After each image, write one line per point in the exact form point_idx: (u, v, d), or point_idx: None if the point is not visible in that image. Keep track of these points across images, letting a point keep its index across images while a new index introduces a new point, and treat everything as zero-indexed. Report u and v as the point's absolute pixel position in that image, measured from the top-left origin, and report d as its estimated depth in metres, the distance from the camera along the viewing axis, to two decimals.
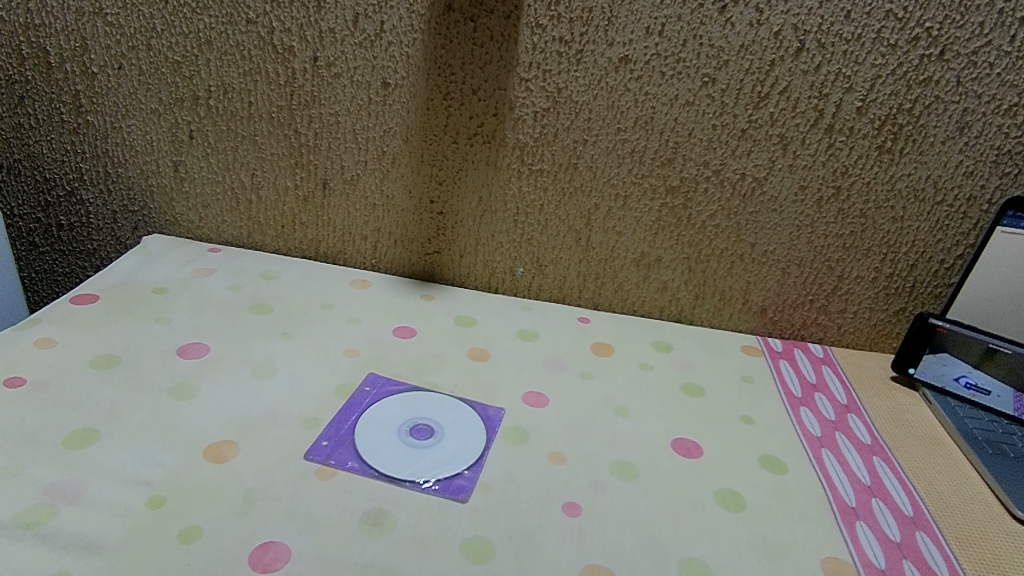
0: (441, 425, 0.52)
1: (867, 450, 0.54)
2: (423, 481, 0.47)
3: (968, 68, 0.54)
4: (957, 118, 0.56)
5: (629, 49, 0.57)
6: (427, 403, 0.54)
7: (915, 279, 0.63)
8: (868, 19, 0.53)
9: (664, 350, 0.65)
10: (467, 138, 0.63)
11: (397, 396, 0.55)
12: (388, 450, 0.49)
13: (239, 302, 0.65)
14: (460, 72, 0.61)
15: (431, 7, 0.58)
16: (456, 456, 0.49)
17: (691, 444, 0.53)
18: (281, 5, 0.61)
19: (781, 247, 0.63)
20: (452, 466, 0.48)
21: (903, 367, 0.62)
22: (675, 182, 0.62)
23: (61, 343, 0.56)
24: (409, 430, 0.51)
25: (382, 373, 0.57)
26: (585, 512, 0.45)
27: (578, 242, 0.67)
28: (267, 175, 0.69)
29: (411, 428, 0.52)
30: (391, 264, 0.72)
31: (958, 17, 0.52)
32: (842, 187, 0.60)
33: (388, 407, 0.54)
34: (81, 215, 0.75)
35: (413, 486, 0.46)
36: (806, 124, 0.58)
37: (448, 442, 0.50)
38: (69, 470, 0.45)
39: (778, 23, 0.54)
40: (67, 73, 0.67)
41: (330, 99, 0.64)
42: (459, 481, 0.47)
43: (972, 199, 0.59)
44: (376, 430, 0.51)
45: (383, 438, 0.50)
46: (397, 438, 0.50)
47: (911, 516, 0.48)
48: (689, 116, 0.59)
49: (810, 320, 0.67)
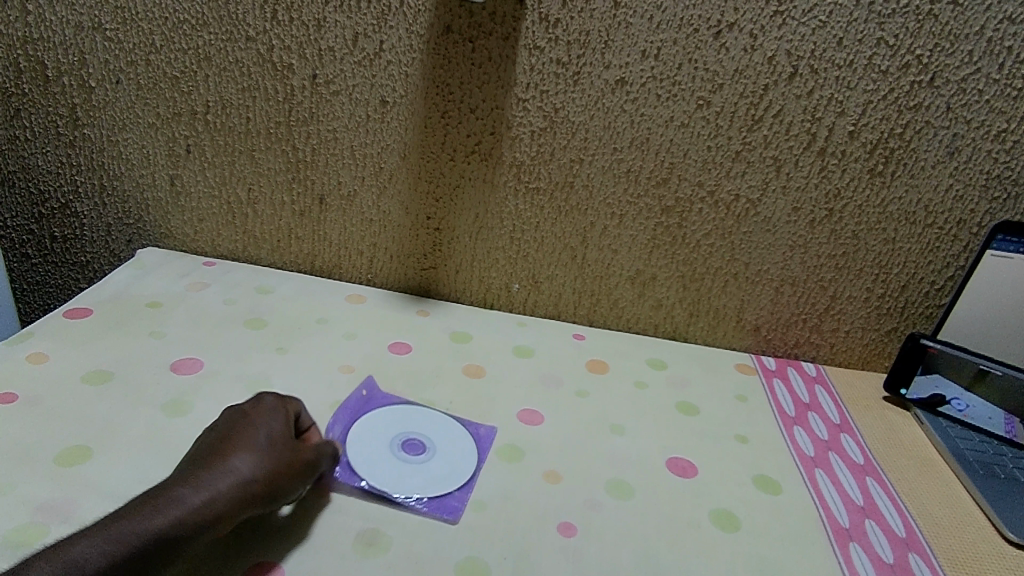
0: (435, 440, 0.52)
1: (860, 469, 0.54)
2: (416, 495, 0.46)
3: (957, 95, 0.55)
4: (947, 144, 0.57)
5: (625, 71, 0.58)
6: (421, 416, 0.54)
7: (907, 300, 0.64)
8: (860, 45, 0.54)
9: (658, 367, 0.65)
10: (464, 155, 0.64)
11: (390, 409, 0.55)
12: (382, 464, 0.49)
13: (234, 317, 0.65)
14: (458, 91, 0.61)
15: (430, 27, 0.59)
16: (449, 471, 0.49)
17: (686, 463, 0.53)
18: (281, 24, 0.61)
19: (774, 266, 0.64)
20: (443, 485, 0.48)
21: (895, 388, 0.63)
22: (670, 202, 0.63)
23: (54, 358, 0.56)
24: (402, 445, 0.51)
25: (377, 389, 0.57)
26: (581, 532, 0.45)
27: (574, 259, 0.67)
28: (264, 190, 0.69)
29: (404, 442, 0.52)
30: (387, 279, 0.72)
31: (948, 45, 0.54)
32: (834, 210, 0.60)
33: (382, 419, 0.54)
34: (74, 227, 0.74)
35: (404, 501, 0.46)
36: (799, 147, 0.58)
37: (441, 459, 0.50)
38: (61, 488, 0.44)
39: (772, 48, 0.55)
40: (64, 86, 0.67)
41: (328, 116, 0.64)
42: (449, 501, 0.47)
43: (962, 222, 0.60)
44: (368, 444, 0.51)
45: (376, 453, 0.50)
46: (390, 452, 0.50)
47: (903, 537, 0.48)
48: (684, 138, 0.60)
49: (803, 339, 0.68)
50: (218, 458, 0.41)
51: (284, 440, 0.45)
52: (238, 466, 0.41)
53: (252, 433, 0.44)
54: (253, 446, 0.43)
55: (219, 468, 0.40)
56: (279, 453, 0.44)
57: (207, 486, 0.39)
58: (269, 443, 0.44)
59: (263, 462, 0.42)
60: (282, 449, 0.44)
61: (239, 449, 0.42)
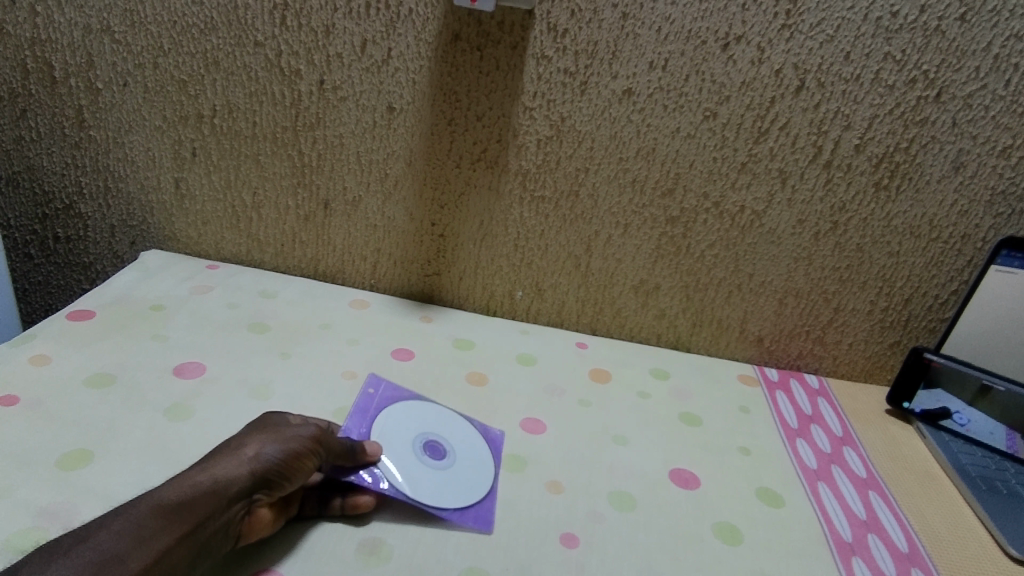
0: (450, 439, 0.52)
1: (862, 483, 0.54)
2: (444, 504, 0.46)
3: (963, 110, 0.55)
4: (952, 159, 0.57)
5: (633, 81, 0.58)
6: (432, 419, 0.54)
7: (910, 313, 0.64)
8: (867, 60, 0.55)
9: (661, 378, 0.65)
10: (470, 162, 0.64)
11: (401, 409, 0.54)
12: (403, 467, 0.48)
13: (237, 322, 0.65)
14: (466, 99, 0.61)
15: (438, 36, 0.59)
16: (475, 471, 0.50)
17: (689, 475, 0.53)
18: (289, 30, 0.61)
19: (778, 277, 0.64)
20: (477, 484, 0.49)
21: (897, 401, 0.63)
22: (675, 212, 0.63)
23: (57, 360, 0.56)
24: (421, 447, 0.50)
25: (382, 379, 0.57)
26: (583, 544, 0.45)
27: (578, 268, 0.67)
28: (269, 194, 0.69)
29: (424, 444, 0.51)
30: (390, 285, 0.72)
31: (954, 61, 0.54)
32: (839, 222, 0.61)
33: (395, 421, 0.52)
34: (78, 228, 0.74)
35: (434, 510, 0.45)
36: (805, 159, 0.59)
37: (464, 458, 0.51)
38: (62, 492, 0.44)
39: (779, 61, 0.56)
40: (71, 87, 0.67)
41: (335, 121, 0.64)
42: (487, 500, 0.48)
43: (967, 237, 0.60)
44: (392, 447, 0.49)
45: (402, 455, 0.49)
46: (414, 453, 0.49)
47: (907, 552, 0.48)
48: (690, 149, 0.60)
49: (806, 351, 0.68)
50: (226, 449, 0.42)
51: (293, 424, 0.46)
52: (241, 450, 0.42)
53: (262, 427, 0.45)
54: (259, 433, 0.44)
55: (222, 451, 0.42)
56: (284, 429, 0.44)
57: (211, 469, 0.40)
58: (274, 428, 0.44)
59: (265, 438, 0.43)
60: (287, 430, 0.44)
61: (245, 438, 0.43)
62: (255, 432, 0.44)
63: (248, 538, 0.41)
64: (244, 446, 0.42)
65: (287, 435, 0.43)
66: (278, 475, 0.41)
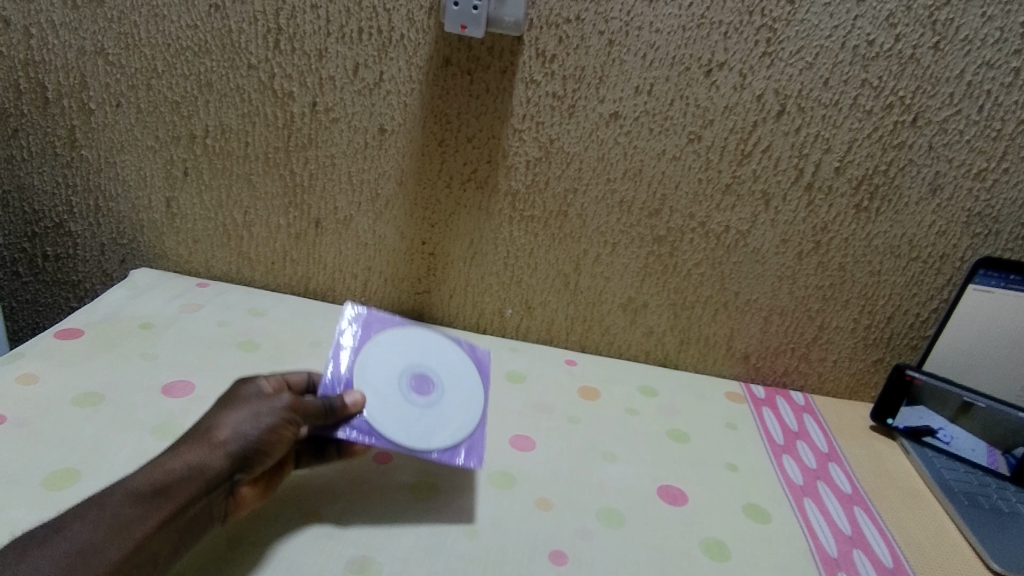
0: (435, 372, 0.53)
1: (847, 498, 0.55)
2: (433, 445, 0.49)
3: (939, 135, 0.57)
4: (929, 181, 0.59)
5: (619, 105, 0.59)
6: (417, 350, 0.55)
7: (892, 330, 0.65)
8: (845, 86, 0.56)
9: (649, 395, 0.66)
10: (460, 182, 0.65)
11: (386, 343, 0.54)
12: (388, 413, 0.49)
13: (226, 339, 0.65)
14: (456, 121, 0.62)
15: (429, 60, 0.60)
16: (460, 409, 0.52)
17: (677, 491, 0.53)
18: (282, 53, 0.62)
19: (763, 296, 0.65)
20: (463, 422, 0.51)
21: (882, 417, 0.64)
22: (661, 232, 0.64)
23: (45, 379, 0.56)
24: (409, 386, 0.51)
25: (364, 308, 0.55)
26: (572, 561, 0.45)
27: (567, 286, 0.68)
28: (261, 213, 0.70)
29: (411, 382, 0.52)
30: (380, 302, 0.73)
31: (929, 87, 0.56)
32: (821, 241, 0.62)
33: (381, 357, 0.52)
34: (68, 247, 0.74)
35: (425, 453, 0.48)
36: (787, 181, 0.60)
37: (449, 394, 0.53)
38: (47, 512, 0.44)
39: (761, 87, 0.57)
40: (63, 108, 0.67)
41: (327, 142, 0.65)
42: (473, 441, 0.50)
43: (945, 257, 0.61)
44: (381, 392, 0.50)
45: (392, 400, 0.50)
46: (402, 394, 0.50)
47: (891, 567, 0.48)
48: (676, 170, 0.61)
49: (792, 368, 0.69)
50: (200, 430, 0.42)
51: (267, 395, 0.45)
52: (214, 432, 0.42)
53: (234, 401, 0.44)
54: (231, 410, 0.43)
55: (197, 433, 0.42)
56: (257, 404, 0.44)
57: (185, 455, 0.40)
58: (248, 403, 0.44)
59: (238, 416, 0.43)
60: (261, 404, 0.44)
61: (218, 416, 0.43)
62: (229, 409, 0.44)
63: (237, 512, 0.42)
64: (217, 426, 0.42)
65: (260, 409, 0.43)
66: (254, 452, 0.42)
